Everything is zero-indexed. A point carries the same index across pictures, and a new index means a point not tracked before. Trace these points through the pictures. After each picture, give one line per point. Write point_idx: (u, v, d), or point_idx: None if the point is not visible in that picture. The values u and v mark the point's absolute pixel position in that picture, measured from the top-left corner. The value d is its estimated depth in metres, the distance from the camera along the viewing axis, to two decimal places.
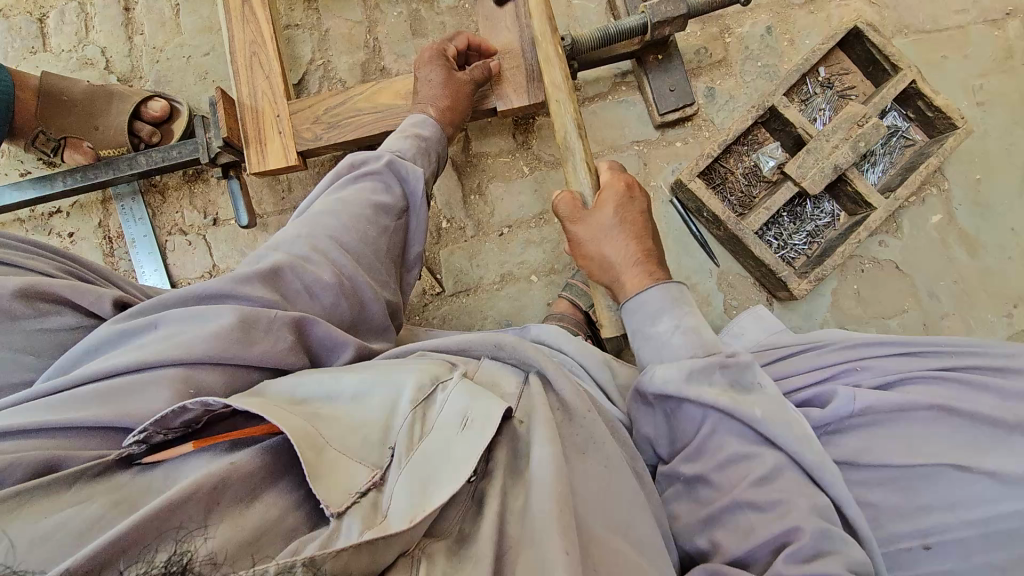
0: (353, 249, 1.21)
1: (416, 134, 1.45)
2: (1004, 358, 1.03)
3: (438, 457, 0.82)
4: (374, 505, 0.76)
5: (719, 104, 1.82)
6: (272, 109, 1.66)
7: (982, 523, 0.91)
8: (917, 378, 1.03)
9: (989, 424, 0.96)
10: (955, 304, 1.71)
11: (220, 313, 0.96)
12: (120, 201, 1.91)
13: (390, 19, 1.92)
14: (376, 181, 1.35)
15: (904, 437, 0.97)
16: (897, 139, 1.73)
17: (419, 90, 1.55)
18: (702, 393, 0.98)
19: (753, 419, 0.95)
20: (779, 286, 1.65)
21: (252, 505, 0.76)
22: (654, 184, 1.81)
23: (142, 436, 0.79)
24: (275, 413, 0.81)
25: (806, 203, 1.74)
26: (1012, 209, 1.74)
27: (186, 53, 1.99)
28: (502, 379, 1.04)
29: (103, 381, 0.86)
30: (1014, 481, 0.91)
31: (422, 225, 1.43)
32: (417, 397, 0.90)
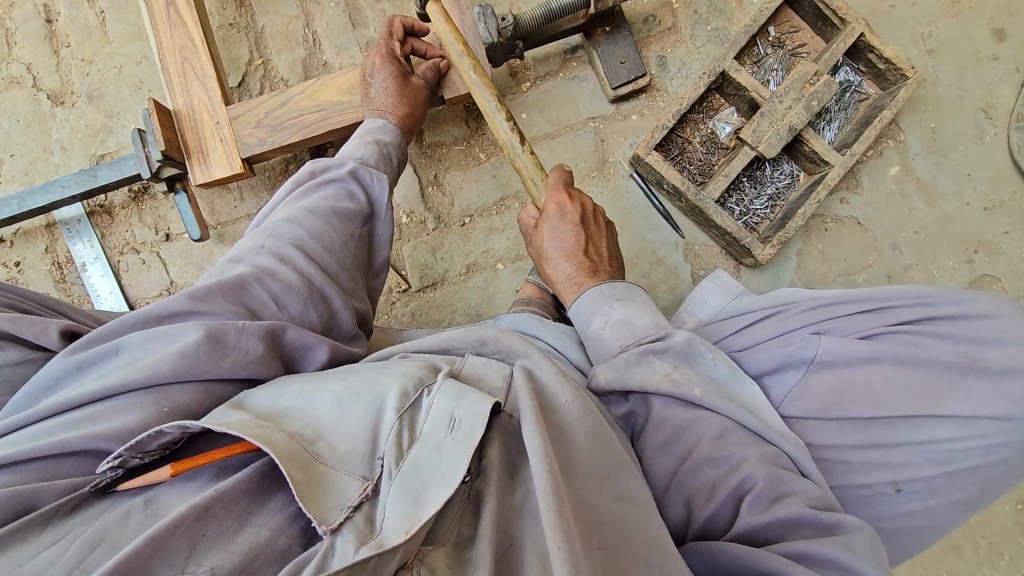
0: (317, 256, 1.17)
1: (376, 141, 1.41)
2: (953, 306, 1.00)
3: (432, 465, 0.77)
4: (368, 521, 0.73)
5: (672, 72, 1.79)
6: (210, 117, 1.59)
7: (946, 463, 0.93)
8: (883, 333, 1.00)
9: (946, 369, 0.94)
10: (917, 255, 1.73)
11: (187, 331, 0.90)
12: (66, 224, 1.84)
13: (328, 11, 1.85)
14: (339, 188, 1.30)
15: (871, 389, 0.95)
16: (850, 94, 1.71)
17: (373, 97, 1.48)
18: (644, 380, 0.99)
19: (693, 397, 0.96)
20: (745, 252, 1.64)
21: (240, 530, 0.72)
22: (613, 160, 1.79)
23: (118, 461, 0.77)
24: (257, 435, 0.76)
25: (765, 166, 1.72)
26: (967, 155, 1.75)
27: (117, 63, 1.90)
28: (491, 373, 0.97)
29: (70, 414, 0.83)
30: (971, 419, 0.92)
31: (388, 230, 1.38)
32: (402, 403, 0.83)
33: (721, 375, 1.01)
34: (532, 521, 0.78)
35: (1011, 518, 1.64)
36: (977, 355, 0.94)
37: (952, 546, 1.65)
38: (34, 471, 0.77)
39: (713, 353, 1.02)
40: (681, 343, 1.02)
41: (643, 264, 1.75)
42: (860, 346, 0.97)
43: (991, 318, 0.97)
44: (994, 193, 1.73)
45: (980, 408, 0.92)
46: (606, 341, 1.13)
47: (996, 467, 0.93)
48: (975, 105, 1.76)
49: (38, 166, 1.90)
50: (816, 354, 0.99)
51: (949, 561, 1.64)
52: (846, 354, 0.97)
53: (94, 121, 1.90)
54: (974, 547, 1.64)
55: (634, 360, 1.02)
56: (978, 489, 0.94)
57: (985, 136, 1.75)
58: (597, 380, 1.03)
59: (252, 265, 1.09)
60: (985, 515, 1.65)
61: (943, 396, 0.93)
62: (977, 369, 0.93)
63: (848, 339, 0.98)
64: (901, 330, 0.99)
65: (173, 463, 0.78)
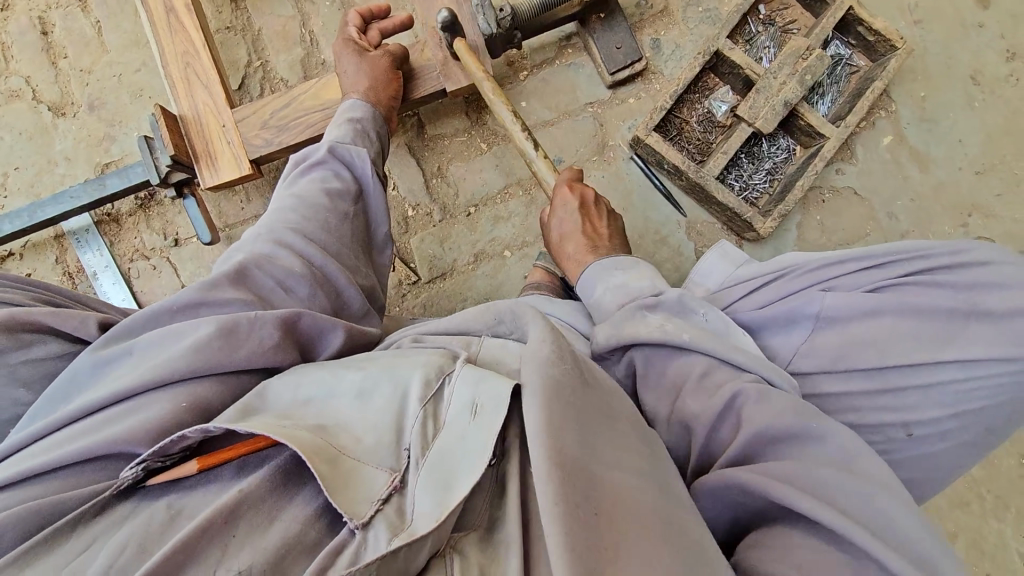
0: (316, 239, 1.19)
1: (349, 119, 1.43)
2: (951, 255, 1.03)
3: (458, 453, 0.76)
4: (399, 511, 0.71)
5: (666, 54, 1.82)
6: (215, 119, 1.61)
7: (954, 405, 0.96)
8: (888, 285, 1.02)
9: (948, 314, 0.97)
10: (913, 221, 1.77)
11: (200, 323, 0.93)
12: (75, 235, 1.86)
13: (322, 9, 1.87)
14: (325, 170, 1.34)
15: (873, 342, 0.98)
16: (841, 68, 1.75)
17: (344, 82, 1.54)
18: (637, 330, 1.04)
19: (681, 342, 0.99)
20: (746, 226, 1.68)
21: (271, 525, 0.72)
22: (613, 144, 1.82)
23: (143, 465, 0.77)
24: (278, 432, 0.75)
25: (761, 142, 1.76)
26: (959, 122, 1.79)
27: (116, 71, 1.92)
28: (507, 357, 0.99)
29: (91, 420, 0.85)
30: (975, 362, 0.95)
31: (381, 203, 1.39)
32: (426, 392, 0.83)
33: (715, 327, 1.04)
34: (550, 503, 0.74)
35: (1015, 472, 1.70)
36: (978, 299, 0.97)
37: (959, 501, 1.70)
38: (68, 481, 0.79)
39: (706, 309, 1.05)
40: (675, 299, 1.08)
41: (648, 245, 1.78)
42: (863, 300, 1.00)
43: (990, 263, 1.01)
44: (985, 158, 1.78)
45: (983, 350, 0.95)
46: (607, 305, 1.19)
47: (1002, 410, 0.96)
48: (963, 72, 1.80)
49: (43, 178, 1.91)
50: (819, 311, 1.02)
51: (957, 516, 1.70)
52: (850, 309, 1.00)
53: (96, 130, 1.91)
54: (979, 500, 1.70)
55: (628, 316, 1.09)
56: (989, 435, 0.98)
57: (973, 102, 1.80)
58: (598, 340, 1.09)
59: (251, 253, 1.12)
60: (989, 471, 1.70)
61: (948, 341, 0.96)
62: (977, 313, 0.97)
63: (850, 294, 1.01)
64: (904, 282, 1.02)
65: (200, 458, 0.78)
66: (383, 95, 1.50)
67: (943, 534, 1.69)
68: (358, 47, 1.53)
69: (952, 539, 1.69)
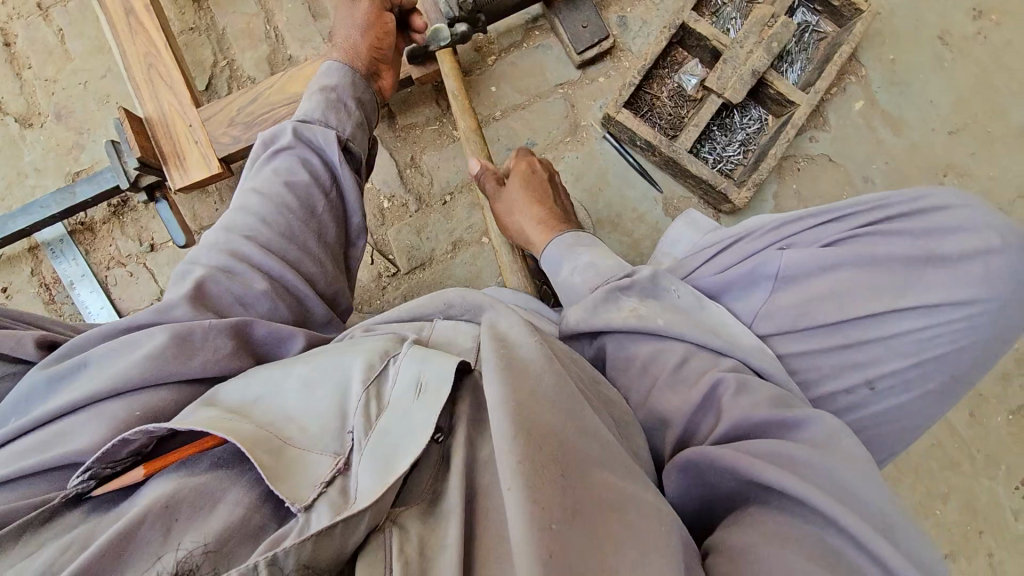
0: (277, 247, 1.17)
1: (325, 89, 1.36)
2: (911, 203, 1.04)
3: (400, 432, 0.77)
4: (342, 492, 0.72)
5: (634, 31, 1.81)
6: (181, 120, 1.59)
7: (916, 353, 0.98)
8: (849, 238, 1.03)
9: (905, 263, 0.98)
10: (889, 185, 1.77)
11: (153, 334, 0.93)
12: (49, 245, 1.84)
13: (286, 5, 1.86)
14: (293, 157, 1.28)
15: (833, 296, 0.98)
16: (809, 35, 1.74)
17: (337, 31, 1.45)
18: (610, 318, 1.03)
19: (657, 328, 0.98)
20: (722, 199, 1.67)
21: (213, 511, 0.71)
22: (585, 124, 1.81)
23: (89, 474, 0.76)
24: (218, 426, 0.75)
25: (733, 114, 1.75)
26: (929, 83, 1.79)
27: (82, 78, 1.90)
28: (459, 338, 0.99)
29: (45, 431, 0.84)
30: (935, 308, 0.96)
31: (353, 191, 1.33)
32: (368, 375, 0.83)
33: (686, 303, 1.04)
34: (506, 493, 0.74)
35: (1004, 429, 1.70)
36: (935, 247, 0.99)
37: (950, 462, 1.70)
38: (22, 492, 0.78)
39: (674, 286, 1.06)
40: (646, 277, 1.07)
41: (626, 223, 1.77)
42: (821, 256, 1.00)
43: (949, 207, 1.02)
44: (957, 118, 1.78)
45: (942, 296, 0.97)
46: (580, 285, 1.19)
47: (963, 352, 0.98)
48: (931, 33, 1.80)
49: (14, 190, 1.89)
50: (779, 270, 1.02)
51: (949, 477, 1.69)
52: (811, 265, 1.00)
53: (65, 139, 1.89)
54: (970, 460, 1.69)
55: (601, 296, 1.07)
56: (951, 378, 1.00)
57: (943, 63, 1.80)
58: (568, 322, 1.08)
59: (208, 266, 1.11)
60: (978, 430, 1.70)
61: (906, 289, 0.97)
62: (933, 260, 0.98)
63: (807, 250, 1.01)
64: (864, 233, 1.02)
65: (146, 464, 0.76)
66: (361, 56, 1.44)
67: (935, 496, 1.69)
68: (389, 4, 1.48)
69: (945, 501, 1.68)
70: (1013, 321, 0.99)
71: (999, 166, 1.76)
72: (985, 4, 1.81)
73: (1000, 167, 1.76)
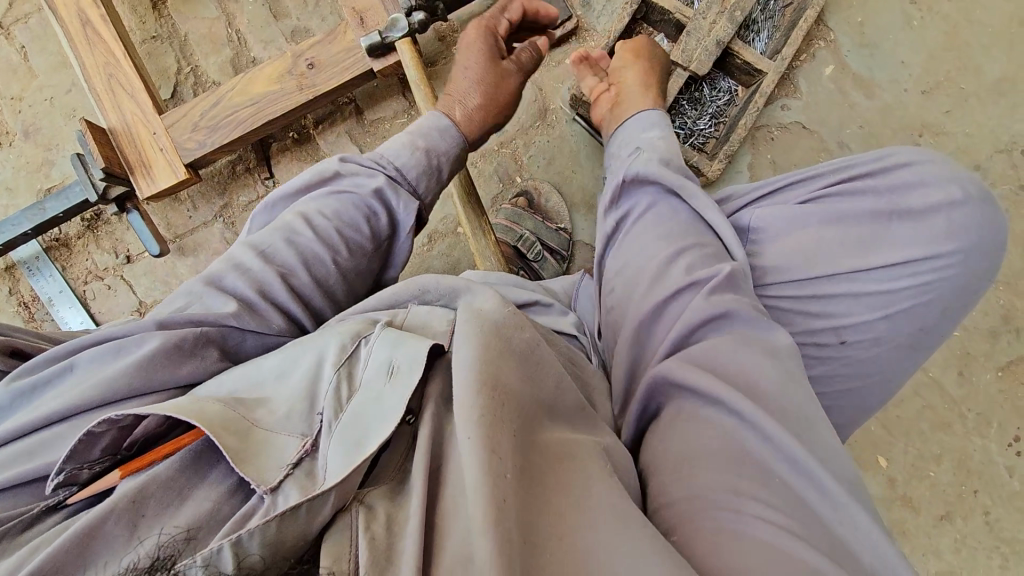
0: (308, 291, 1.07)
1: (426, 147, 1.23)
2: (876, 161, 1.03)
3: (371, 411, 0.78)
4: (309, 473, 0.72)
5: (598, 10, 1.79)
6: (147, 128, 1.58)
7: (884, 308, 0.97)
8: (819, 198, 1.03)
9: (870, 219, 0.98)
10: (865, 148, 1.75)
11: (144, 341, 0.88)
12: (26, 263, 1.83)
13: (247, 7, 1.85)
14: (360, 206, 1.15)
15: (802, 254, 0.99)
16: (774, 1, 1.72)
17: (457, 84, 1.36)
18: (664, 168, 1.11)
19: (689, 192, 1.07)
20: (695, 173, 1.66)
21: (183, 505, 0.71)
22: (555, 107, 1.79)
23: (64, 477, 0.75)
24: (185, 409, 0.75)
25: (702, 87, 1.73)
26: (899, 44, 1.77)
27: (47, 94, 1.89)
28: (434, 320, 0.98)
29: (20, 439, 0.80)
30: (902, 263, 0.96)
31: (404, 254, 1.24)
32: (340, 357, 0.84)
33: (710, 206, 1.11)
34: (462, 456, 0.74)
35: (994, 387, 1.68)
36: (900, 201, 0.99)
37: (941, 423, 1.69)
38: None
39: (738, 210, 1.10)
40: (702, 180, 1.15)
41: None
42: (790, 213, 1.02)
43: (911, 163, 1.02)
44: (929, 76, 1.76)
45: (908, 252, 0.96)
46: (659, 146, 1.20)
47: (932, 306, 0.98)
48: None
49: None
50: (751, 222, 1.06)
51: (941, 438, 1.68)
52: (781, 221, 1.02)
53: (35, 157, 1.89)
54: (961, 420, 1.68)
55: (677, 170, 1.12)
56: (921, 333, 0.99)
57: (912, 21, 1.78)
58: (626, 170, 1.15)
59: (235, 296, 1.01)
60: (967, 389, 1.69)
61: (872, 245, 0.97)
62: (898, 215, 0.98)
63: (781, 206, 1.04)
64: (833, 193, 1.02)
65: (123, 465, 0.74)
66: (489, 117, 1.35)
67: (927, 457, 1.68)
68: (495, 55, 1.38)
69: (937, 461, 1.68)
70: (979, 272, 0.99)
71: (974, 122, 1.74)
72: None
73: (975, 124, 1.74)
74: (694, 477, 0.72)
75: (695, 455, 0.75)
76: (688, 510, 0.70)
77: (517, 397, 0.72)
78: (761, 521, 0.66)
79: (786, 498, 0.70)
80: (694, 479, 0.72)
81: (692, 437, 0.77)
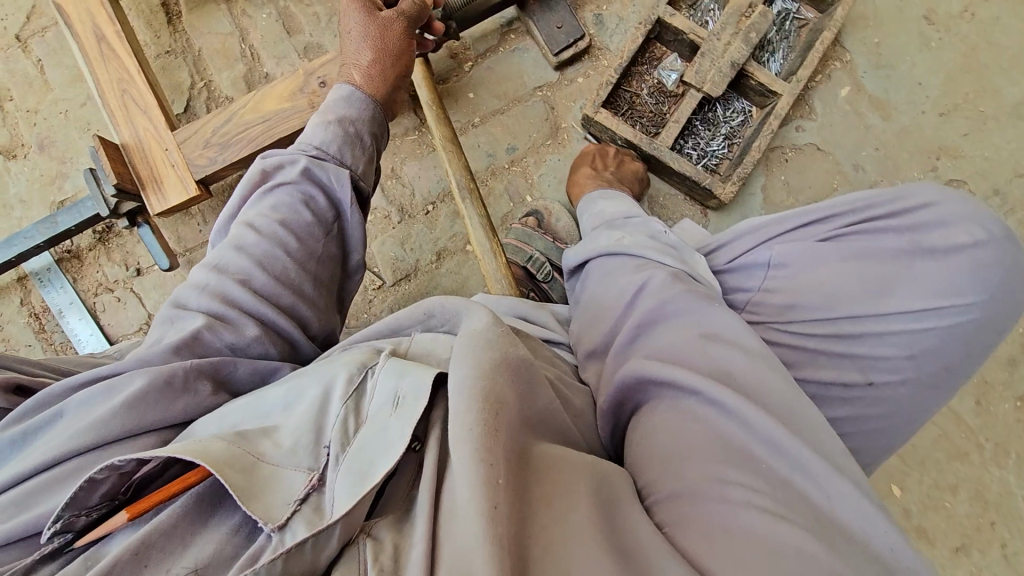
0: (267, 289, 1.06)
1: (338, 119, 1.22)
2: (896, 197, 1.04)
3: (376, 443, 0.76)
4: (317, 508, 0.72)
5: (611, 29, 1.78)
6: (159, 144, 1.59)
7: (910, 349, 0.96)
8: (839, 235, 1.02)
9: (893, 257, 0.99)
10: (881, 171, 1.72)
11: (129, 380, 0.88)
12: (37, 275, 1.84)
13: (260, 22, 1.86)
14: (295, 193, 1.14)
15: (825, 293, 0.98)
16: (789, 22, 1.71)
17: (346, 49, 1.31)
18: (597, 242, 1.20)
19: (624, 249, 1.14)
20: (708, 195, 1.64)
21: (192, 544, 0.73)
22: (566, 125, 1.78)
23: (62, 524, 0.75)
24: (191, 448, 0.74)
25: (715, 107, 1.72)
26: (917, 65, 1.75)
27: (62, 107, 1.91)
28: (438, 347, 0.97)
29: (16, 488, 0.81)
30: (926, 305, 0.96)
31: (360, 233, 1.22)
32: (348, 389, 0.82)
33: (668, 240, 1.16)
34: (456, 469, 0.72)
35: (1012, 416, 1.65)
36: (920, 239, 0.99)
37: (958, 452, 1.65)
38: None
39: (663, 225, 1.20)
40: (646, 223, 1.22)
41: None
42: (810, 250, 1.01)
43: (931, 202, 1.02)
44: (947, 98, 1.73)
45: (930, 294, 0.96)
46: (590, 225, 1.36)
47: (956, 347, 0.97)
48: (916, 13, 1.76)
49: None
50: (771, 259, 1.03)
51: (957, 468, 1.64)
52: (802, 258, 1.01)
53: (49, 169, 1.90)
54: (978, 449, 1.65)
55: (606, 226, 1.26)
56: (945, 370, 0.97)
57: (930, 43, 1.75)
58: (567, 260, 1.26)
59: (202, 314, 1.02)
60: (984, 419, 1.65)
61: (891, 290, 0.97)
62: (920, 253, 0.98)
63: (803, 243, 1.02)
64: (853, 231, 1.02)
65: (129, 506, 0.74)
66: (391, 72, 1.29)
67: (944, 488, 1.64)
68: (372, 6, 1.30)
69: (953, 492, 1.63)
70: (1004, 312, 0.98)
71: (993, 145, 1.71)
72: None
73: (995, 147, 1.71)
74: (681, 472, 0.73)
75: (680, 450, 0.76)
76: (677, 503, 0.70)
77: (515, 402, 0.73)
78: (748, 510, 0.67)
79: (773, 487, 0.70)
80: (680, 472, 0.73)
81: (676, 433, 0.78)
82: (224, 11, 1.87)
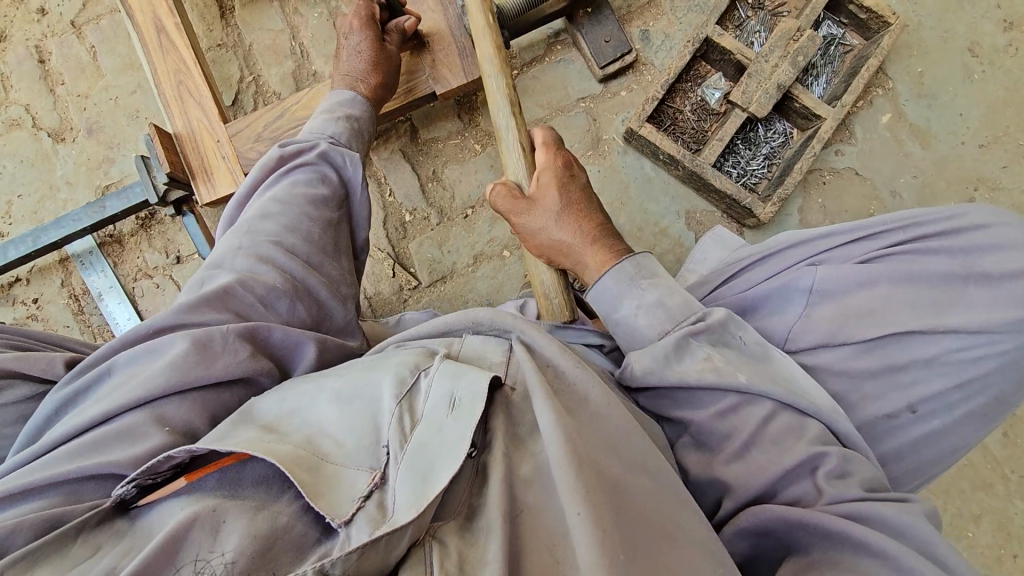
0: (297, 249, 1.14)
1: (346, 115, 1.36)
2: (947, 221, 1.05)
3: (438, 444, 0.77)
4: (380, 505, 0.72)
5: (656, 45, 1.81)
6: (211, 135, 1.62)
7: (957, 375, 0.96)
8: (881, 256, 1.04)
9: (945, 279, 0.99)
10: (918, 199, 1.73)
11: (175, 341, 0.91)
12: (79, 257, 1.88)
13: (311, 21, 1.89)
14: (310, 172, 1.26)
15: (871, 312, 0.99)
16: (835, 48, 1.73)
17: (344, 62, 1.44)
18: (686, 373, 0.94)
19: (738, 385, 0.91)
20: (746, 214, 1.65)
21: (262, 509, 0.72)
22: (607, 137, 1.81)
23: (133, 484, 0.75)
24: (259, 447, 0.75)
25: (757, 127, 1.74)
26: (959, 96, 1.76)
27: (112, 95, 1.94)
28: (490, 351, 0.98)
29: (79, 438, 0.83)
30: (974, 331, 0.95)
31: (365, 209, 1.34)
32: (400, 389, 0.84)
33: (754, 352, 0.98)
34: (544, 489, 0.78)
35: None
36: (975, 264, 0.99)
37: (982, 482, 1.65)
38: (61, 492, 0.77)
39: (747, 332, 0.99)
40: (717, 323, 0.99)
41: (648, 237, 1.76)
42: (858, 271, 1.02)
43: (986, 227, 1.02)
44: (988, 130, 1.75)
45: (985, 319, 0.95)
46: (642, 329, 1.05)
47: (1005, 373, 0.97)
48: (961, 45, 1.78)
49: (46, 205, 1.94)
50: (813, 285, 1.04)
51: (980, 498, 1.65)
52: (850, 281, 1.02)
53: (96, 154, 1.94)
54: (1002, 480, 1.65)
55: (673, 348, 0.98)
56: (995, 398, 0.98)
57: (972, 75, 1.77)
58: (634, 372, 0.99)
59: (233, 271, 1.07)
60: (1011, 450, 1.66)
61: (950, 304, 0.97)
62: (975, 278, 0.98)
63: (844, 265, 1.04)
64: (896, 251, 1.04)
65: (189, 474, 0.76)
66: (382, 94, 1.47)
67: (967, 517, 1.64)
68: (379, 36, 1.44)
69: (976, 522, 1.64)
70: None
71: None
72: (1016, 15, 1.78)
73: None
74: None
75: None
76: None
77: (600, 469, 0.77)
78: None
79: None
80: None
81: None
82: (276, 9, 1.90)
